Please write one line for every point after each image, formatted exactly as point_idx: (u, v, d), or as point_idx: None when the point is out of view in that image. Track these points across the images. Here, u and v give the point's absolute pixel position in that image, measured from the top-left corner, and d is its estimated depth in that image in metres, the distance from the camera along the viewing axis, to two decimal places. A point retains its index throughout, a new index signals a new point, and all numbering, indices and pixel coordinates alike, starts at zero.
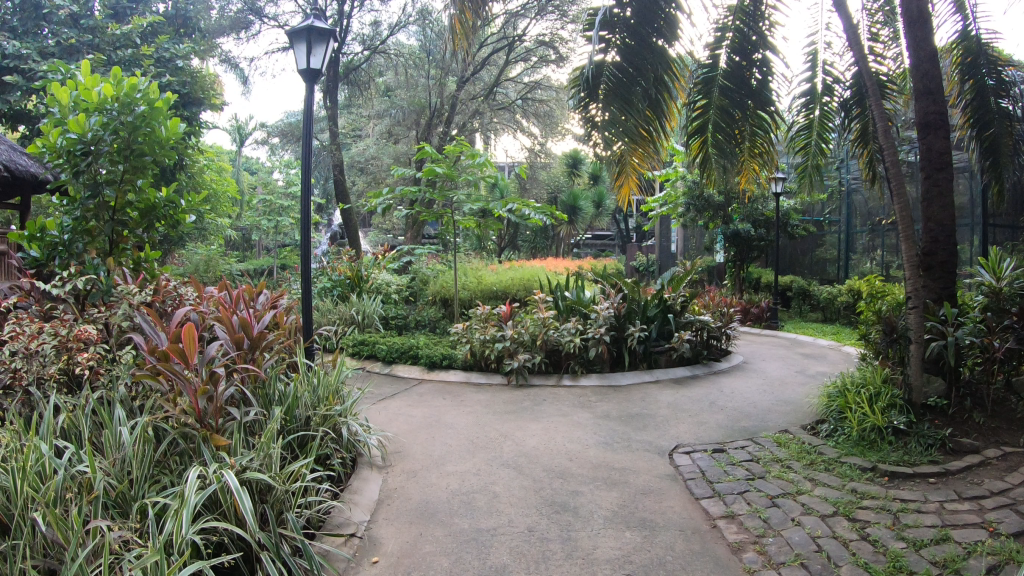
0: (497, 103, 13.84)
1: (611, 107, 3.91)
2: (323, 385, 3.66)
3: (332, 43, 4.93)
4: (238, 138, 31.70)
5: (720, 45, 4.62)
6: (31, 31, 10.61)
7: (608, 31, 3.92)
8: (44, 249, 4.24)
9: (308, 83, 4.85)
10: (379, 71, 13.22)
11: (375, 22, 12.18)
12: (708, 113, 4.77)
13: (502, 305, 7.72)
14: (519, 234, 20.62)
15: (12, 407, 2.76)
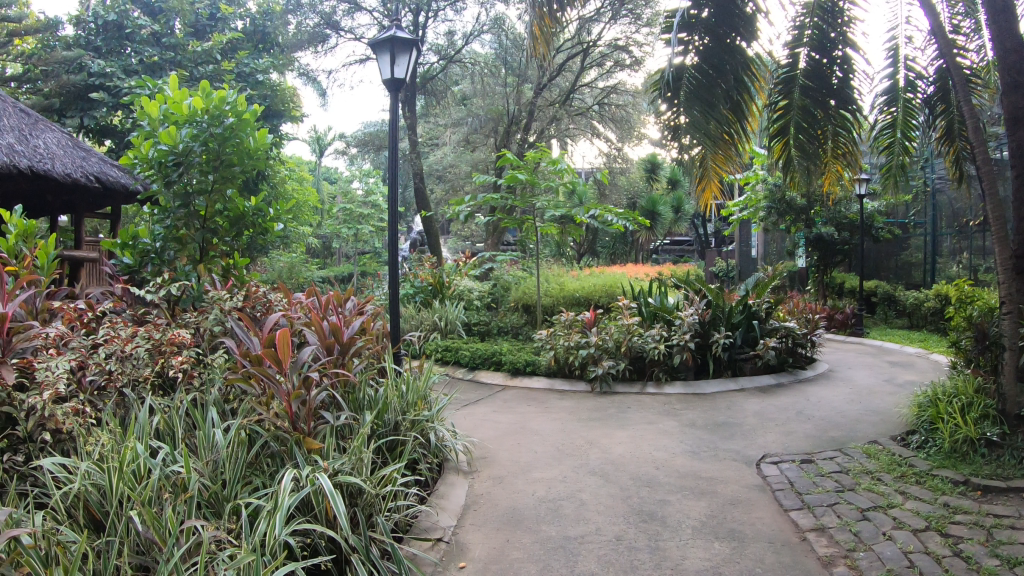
0: (575, 108, 13.88)
1: (692, 110, 3.81)
2: (413, 390, 3.68)
3: (416, 52, 4.98)
4: (317, 149, 32.41)
5: (800, 42, 4.49)
6: (114, 50, 11.14)
7: (687, 32, 3.87)
8: (135, 257, 4.41)
9: (391, 93, 4.94)
10: (455, 79, 13.51)
11: (449, 32, 12.36)
12: (789, 114, 4.65)
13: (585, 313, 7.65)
14: (597, 240, 20.56)
15: (109, 407, 2.84)
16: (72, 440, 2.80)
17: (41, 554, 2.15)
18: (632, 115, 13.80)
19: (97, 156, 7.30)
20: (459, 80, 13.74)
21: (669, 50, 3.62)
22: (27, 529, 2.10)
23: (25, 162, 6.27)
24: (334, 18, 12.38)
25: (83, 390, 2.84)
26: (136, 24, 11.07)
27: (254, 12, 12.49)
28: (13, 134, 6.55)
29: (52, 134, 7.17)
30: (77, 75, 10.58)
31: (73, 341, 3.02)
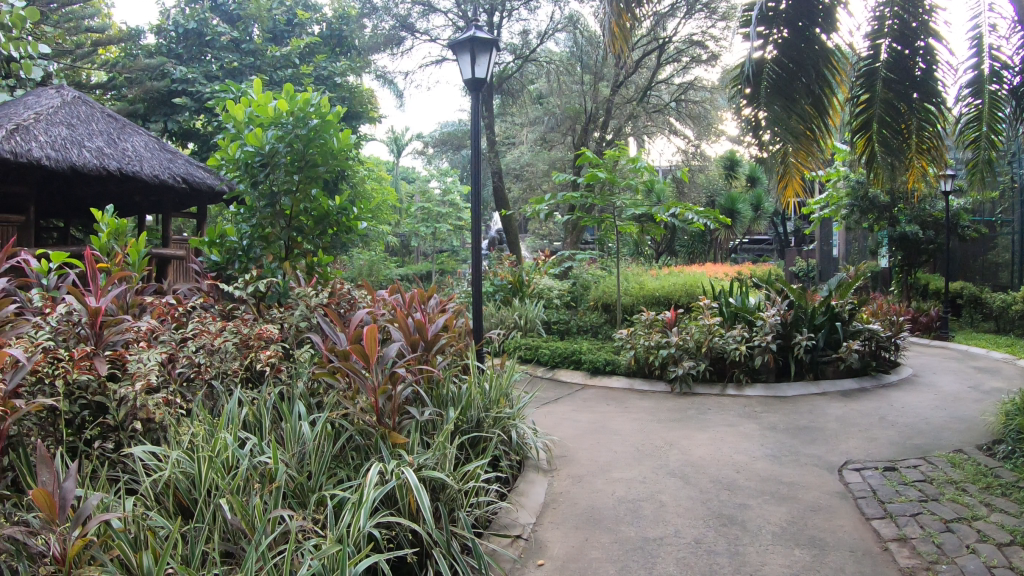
0: (652, 106, 13.77)
1: (772, 106, 3.66)
2: (495, 387, 3.75)
3: (496, 52, 5.03)
4: (395, 148, 32.86)
5: (880, 34, 3.81)
6: (195, 57, 12.00)
7: (766, 26, 3.60)
8: (223, 255, 4.74)
9: (472, 93, 5.02)
10: (531, 78, 13.50)
11: (524, 31, 12.36)
12: (872, 109, 3.94)
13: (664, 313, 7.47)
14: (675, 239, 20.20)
15: (198, 399, 2.93)
16: (162, 429, 2.89)
17: (131, 538, 2.24)
18: (709, 111, 13.91)
19: (184, 157, 7.56)
20: (534, 79, 13.81)
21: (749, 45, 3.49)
22: (119, 513, 2.20)
23: (115, 165, 6.60)
24: (410, 19, 11.93)
25: (173, 381, 2.93)
26: (215, 32, 11.90)
27: (330, 18, 13.52)
28: (105, 139, 6.89)
29: (140, 138, 7.47)
30: (161, 81, 11.30)
31: (163, 335, 3.13)
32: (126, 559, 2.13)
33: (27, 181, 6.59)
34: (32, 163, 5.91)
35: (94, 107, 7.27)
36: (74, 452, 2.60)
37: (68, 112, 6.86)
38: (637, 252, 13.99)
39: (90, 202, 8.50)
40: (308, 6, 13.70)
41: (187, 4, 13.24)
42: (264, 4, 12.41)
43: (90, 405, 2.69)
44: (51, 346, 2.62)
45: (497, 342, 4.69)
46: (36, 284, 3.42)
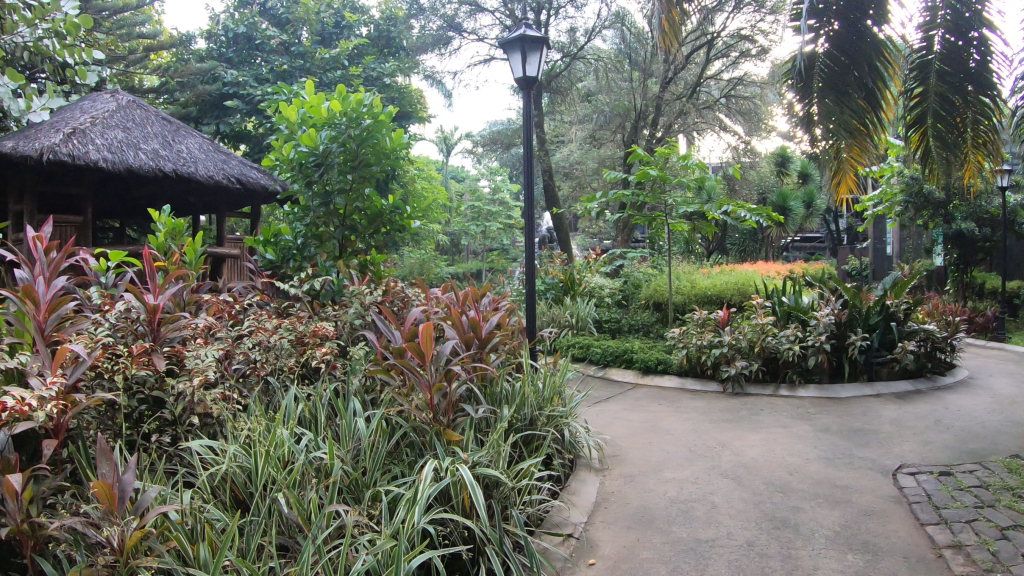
0: (701, 103, 13.62)
1: (824, 100, 3.49)
2: (548, 385, 3.77)
3: (546, 50, 5.17)
4: (445, 149, 33.09)
5: (934, 24, 3.60)
6: (244, 59, 12.54)
7: (817, 19, 3.48)
8: (278, 254, 4.88)
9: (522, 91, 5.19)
10: (580, 76, 13.56)
11: (571, 29, 12.40)
12: (926, 102, 3.74)
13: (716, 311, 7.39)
14: (726, 237, 19.88)
15: (254, 394, 2.98)
16: (219, 424, 2.93)
17: (187, 530, 2.29)
18: (760, 107, 13.83)
19: (237, 158, 7.70)
20: (583, 77, 13.84)
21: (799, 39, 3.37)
22: (176, 506, 2.25)
23: (170, 166, 6.75)
24: (457, 19, 11.99)
25: (229, 376, 2.97)
26: (264, 35, 12.38)
27: (378, 20, 13.76)
28: (160, 141, 7.06)
29: (194, 140, 7.63)
30: (212, 84, 11.80)
31: (219, 332, 3.18)
32: (183, 552, 2.18)
33: (86, 183, 6.79)
34: (89, 166, 6.09)
35: (149, 111, 7.45)
36: (133, 445, 2.66)
37: (124, 116, 7.04)
38: (688, 251, 13.90)
39: (145, 203, 8.71)
40: (356, 9, 13.92)
41: (235, 12, 13.72)
42: (312, 7, 12.61)
43: (147, 400, 2.74)
44: (110, 342, 2.68)
45: (549, 340, 4.71)
46: (94, 283, 3.44)
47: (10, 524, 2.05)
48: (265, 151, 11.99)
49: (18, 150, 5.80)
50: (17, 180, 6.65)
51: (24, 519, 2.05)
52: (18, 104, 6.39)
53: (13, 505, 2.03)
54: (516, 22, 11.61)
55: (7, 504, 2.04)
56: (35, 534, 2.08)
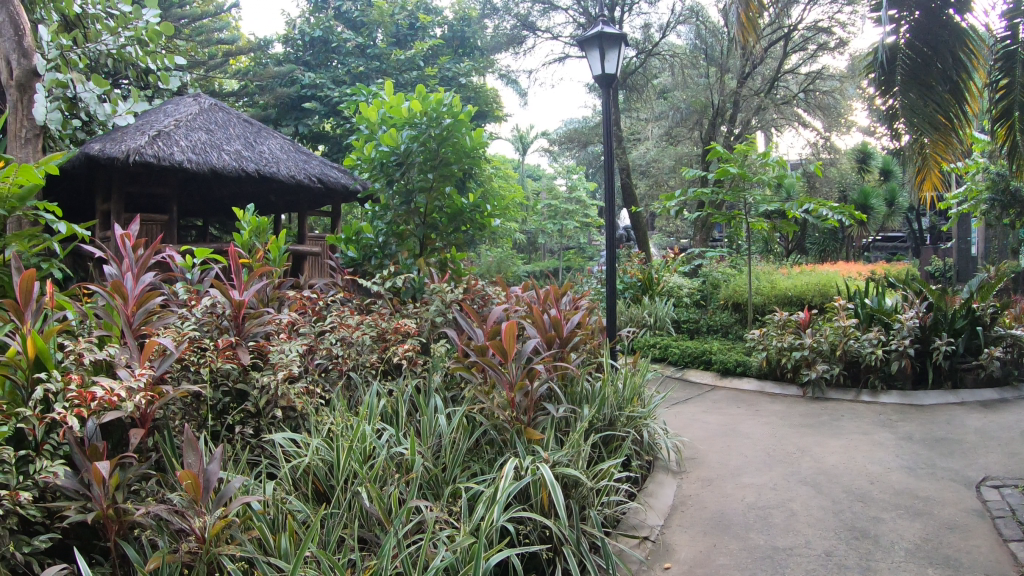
0: (779, 98, 13.30)
1: (907, 94, 3.57)
2: (629, 385, 3.75)
3: (625, 47, 5.32)
4: (521, 147, 33.13)
5: (1020, 12, 3.38)
6: (321, 62, 12.98)
7: (898, 9, 3.50)
8: (360, 251, 5.03)
9: (603, 87, 5.33)
10: (655, 72, 13.44)
11: (646, 24, 12.21)
12: (1014, 94, 3.52)
13: (797, 313, 7.25)
14: (805, 236, 19.28)
15: (338, 389, 3.05)
16: (302, 417, 2.97)
17: (270, 520, 2.35)
18: (839, 101, 13.49)
19: (318, 158, 7.90)
20: (658, 74, 13.73)
21: (880, 30, 3.51)
22: (259, 496, 2.31)
23: (252, 167, 6.96)
24: (530, 19, 11.97)
25: (312, 371, 3.02)
26: (341, 39, 12.77)
27: (452, 20, 13.91)
28: (242, 142, 7.29)
29: (275, 141, 7.86)
30: (291, 87, 12.24)
31: (302, 327, 3.23)
32: (264, 541, 2.23)
33: (170, 184, 7.05)
34: (174, 166, 6.32)
35: (231, 114, 7.70)
36: (218, 436, 2.74)
37: (206, 119, 7.29)
38: (765, 252, 13.64)
39: (228, 202, 9.02)
40: (430, 10, 14.13)
41: (311, 17, 14.16)
42: (386, 9, 12.95)
43: (231, 392, 2.81)
44: (198, 335, 2.76)
45: (628, 339, 4.68)
46: (180, 279, 3.44)
47: (97, 508, 2.17)
48: (344, 151, 12.30)
49: (107, 151, 6.04)
50: (107, 181, 6.96)
51: (109, 505, 2.17)
52: (104, 109, 6.64)
53: (100, 491, 2.14)
54: (590, 20, 11.56)
55: (95, 490, 2.15)
56: (120, 519, 2.20)
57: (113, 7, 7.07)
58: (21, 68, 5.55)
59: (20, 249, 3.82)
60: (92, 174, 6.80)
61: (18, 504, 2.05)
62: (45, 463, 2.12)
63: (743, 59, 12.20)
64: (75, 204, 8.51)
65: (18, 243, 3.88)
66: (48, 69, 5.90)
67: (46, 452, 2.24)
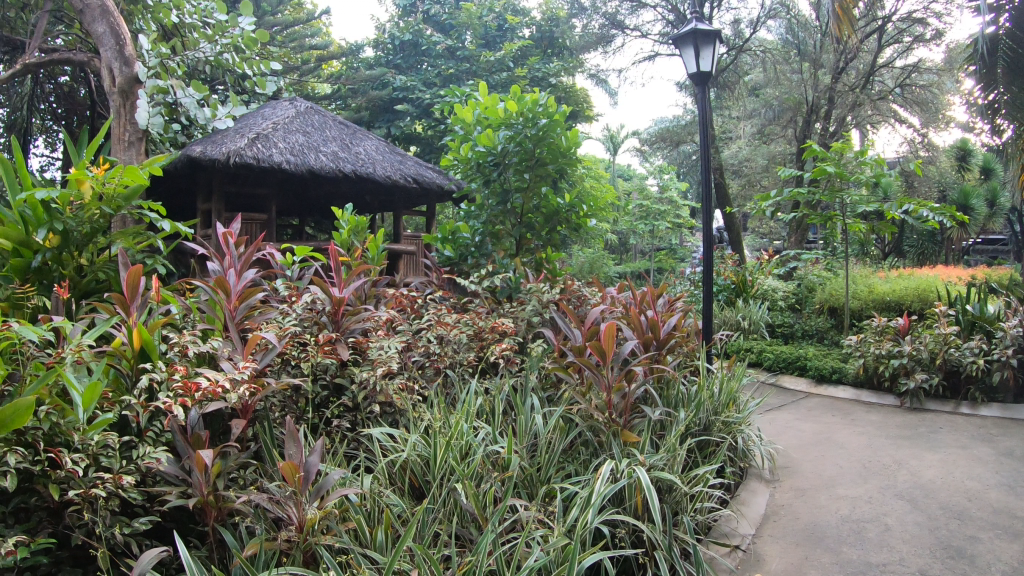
0: (875, 92, 12.81)
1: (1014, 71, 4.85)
2: (725, 390, 3.70)
3: (720, 44, 5.25)
4: (611, 147, 32.91)
5: None
6: (412, 65, 13.49)
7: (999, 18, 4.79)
8: (457, 251, 5.13)
9: (698, 86, 5.29)
10: (746, 69, 13.33)
11: (735, 20, 12.01)
12: None
13: (893, 319, 6.93)
14: (903, 238, 18.48)
15: (437, 386, 3.10)
16: (400, 413, 3.03)
17: (367, 513, 2.41)
18: (937, 96, 12.88)
19: (412, 159, 8.06)
20: (749, 70, 13.55)
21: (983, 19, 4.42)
22: (357, 489, 2.37)
23: (349, 167, 7.13)
24: (619, 17, 11.90)
25: (410, 368, 3.07)
26: (431, 42, 13.22)
27: (540, 20, 13.97)
28: (339, 144, 7.50)
29: (370, 143, 8.08)
30: (384, 90, 12.65)
31: (400, 325, 3.27)
32: (361, 534, 2.30)
33: (269, 184, 7.30)
34: (273, 167, 6.54)
35: (326, 117, 7.94)
36: (317, 429, 2.81)
37: (303, 122, 7.53)
38: (864, 254, 13.16)
39: (324, 202, 9.30)
40: (518, 11, 14.25)
41: (401, 21, 14.64)
42: (474, 11, 13.14)
43: (330, 387, 2.88)
44: (301, 331, 2.84)
45: (724, 342, 4.60)
46: (281, 275, 3.53)
47: (197, 494, 2.27)
48: (435, 151, 12.54)
49: (209, 153, 6.30)
50: (209, 182, 7.26)
51: (208, 491, 2.27)
52: (203, 113, 6.95)
53: (201, 478, 2.24)
54: (680, 17, 11.39)
55: (196, 476, 2.25)
56: (219, 505, 2.30)
57: (208, 16, 7.32)
58: (124, 76, 5.89)
59: (127, 246, 4.02)
60: (194, 175, 7.11)
61: (122, 486, 2.15)
62: (149, 449, 2.24)
63: (835, 50, 12.10)
64: (179, 203, 8.95)
65: (124, 241, 4.07)
66: (150, 75, 6.22)
67: (151, 438, 2.36)
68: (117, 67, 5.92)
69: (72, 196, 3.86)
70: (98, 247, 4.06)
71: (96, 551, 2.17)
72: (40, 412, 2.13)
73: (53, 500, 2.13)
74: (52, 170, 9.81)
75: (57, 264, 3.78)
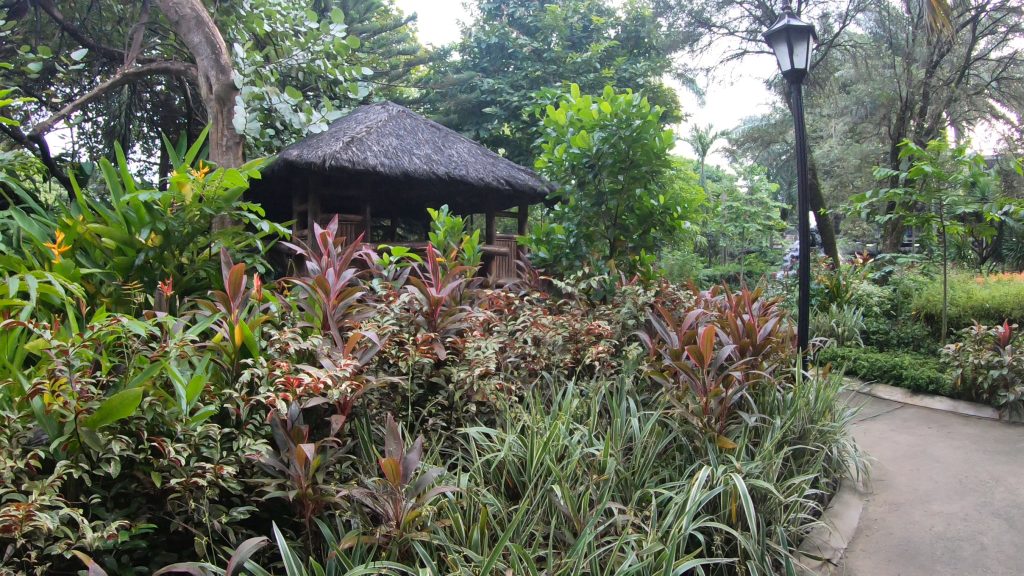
0: (973, 87, 12.21)
1: None
2: (821, 398, 3.61)
3: (813, 40, 5.12)
4: (700, 147, 32.37)
5: None
6: (501, 68, 13.71)
7: None
8: (550, 253, 5.16)
9: (792, 83, 5.16)
10: (837, 65, 12.84)
11: (824, 14, 11.63)
12: None
13: (994, 327, 6.59)
14: (1005, 241, 17.52)
15: (532, 387, 3.13)
16: (496, 413, 3.07)
17: (463, 511, 2.45)
18: None
19: (505, 161, 8.11)
20: (840, 67, 13.15)
21: None
22: (455, 487, 2.41)
23: (443, 169, 7.23)
24: (705, 14, 11.69)
25: (506, 368, 3.10)
26: (518, 45, 13.29)
27: (625, 20, 13.92)
28: (431, 147, 7.63)
29: (463, 146, 8.19)
30: (473, 94, 12.85)
31: (495, 326, 3.32)
32: (457, 531, 2.33)
33: (362, 186, 7.46)
34: (368, 170, 6.67)
35: (418, 120, 8.07)
36: (414, 427, 2.86)
37: (395, 125, 7.69)
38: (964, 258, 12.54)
39: (415, 204, 9.45)
40: (603, 12, 14.21)
41: (487, 25, 14.83)
42: (560, 13, 13.20)
43: (425, 386, 2.93)
44: (400, 331, 2.90)
45: (821, 348, 4.48)
46: (378, 275, 3.62)
47: (296, 487, 2.33)
48: (521, 154, 12.64)
49: (306, 157, 6.48)
50: (304, 185, 7.49)
51: (307, 485, 2.32)
52: (298, 118, 7.14)
53: (300, 471, 2.30)
54: (769, 14, 11.13)
55: (295, 470, 2.31)
56: (317, 498, 2.36)
57: (300, 25, 7.62)
58: (220, 83, 6.12)
59: (225, 245, 4.18)
60: (290, 178, 7.34)
61: (222, 477, 2.24)
62: (250, 442, 2.32)
63: (928, 44, 11.36)
64: (276, 205, 9.27)
65: (224, 241, 4.24)
66: (245, 83, 6.48)
67: (250, 431, 2.44)
68: (215, 75, 6.16)
69: (174, 198, 4.03)
70: (199, 246, 4.25)
71: (198, 539, 2.26)
72: (144, 403, 2.24)
73: (154, 487, 2.22)
74: (151, 174, 10.24)
75: (159, 263, 4.00)
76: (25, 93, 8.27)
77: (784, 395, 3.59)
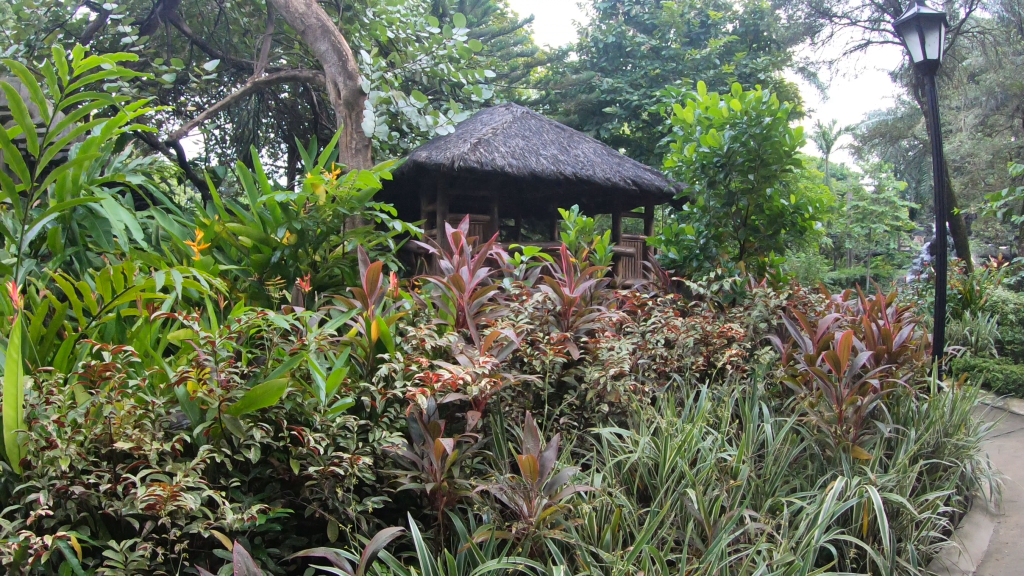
0: None
1: None
2: (960, 410, 3.46)
3: (946, 27, 4.90)
4: (824, 144, 31.22)
5: None
6: (617, 66, 13.71)
7: None
8: (679, 254, 5.15)
9: (925, 74, 4.95)
10: (964, 53, 12.24)
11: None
12: None
13: None
14: None
15: (663, 389, 3.16)
16: (628, 414, 3.12)
17: (594, 511, 2.50)
18: None
19: (630, 161, 8.10)
20: (968, 55, 12.49)
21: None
22: (586, 488, 2.46)
23: (569, 170, 7.28)
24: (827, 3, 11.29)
25: (639, 370, 3.14)
26: (636, 43, 13.33)
27: (743, 14, 13.66)
28: (557, 148, 7.70)
29: (588, 145, 8.23)
30: (592, 94, 12.90)
31: (628, 326, 3.36)
32: (587, 531, 2.39)
33: (488, 186, 7.59)
34: (495, 170, 6.79)
35: (542, 121, 8.17)
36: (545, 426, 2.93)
37: (521, 127, 7.81)
38: None
39: (539, 205, 9.55)
40: (720, 6, 13.99)
41: (603, 24, 14.91)
42: (676, 10, 13.14)
43: (555, 386, 3.00)
44: (534, 331, 2.98)
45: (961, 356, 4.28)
46: (510, 275, 3.72)
47: (432, 480, 2.44)
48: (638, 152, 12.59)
49: (434, 158, 6.66)
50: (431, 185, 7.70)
51: (442, 478, 2.43)
52: (425, 120, 7.24)
53: (436, 464, 2.41)
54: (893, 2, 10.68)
55: (431, 463, 2.43)
56: (451, 491, 2.45)
57: (420, 33, 7.82)
58: (349, 88, 6.39)
59: (357, 245, 4.36)
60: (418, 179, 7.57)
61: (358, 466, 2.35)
62: (386, 434, 2.43)
63: None
64: (402, 206, 9.59)
65: (357, 240, 4.41)
66: (373, 88, 6.74)
67: (385, 423, 2.55)
68: (344, 82, 6.43)
69: (306, 198, 4.24)
70: (334, 245, 4.46)
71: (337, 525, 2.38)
72: (284, 394, 2.37)
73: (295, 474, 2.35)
74: (279, 177, 10.79)
75: (293, 260, 4.20)
76: (162, 101, 8.91)
77: (919, 405, 3.48)
